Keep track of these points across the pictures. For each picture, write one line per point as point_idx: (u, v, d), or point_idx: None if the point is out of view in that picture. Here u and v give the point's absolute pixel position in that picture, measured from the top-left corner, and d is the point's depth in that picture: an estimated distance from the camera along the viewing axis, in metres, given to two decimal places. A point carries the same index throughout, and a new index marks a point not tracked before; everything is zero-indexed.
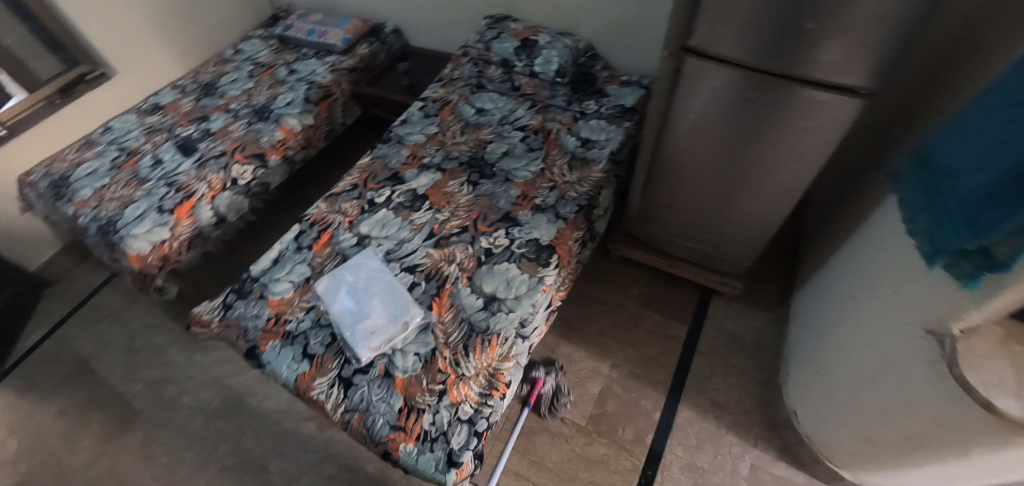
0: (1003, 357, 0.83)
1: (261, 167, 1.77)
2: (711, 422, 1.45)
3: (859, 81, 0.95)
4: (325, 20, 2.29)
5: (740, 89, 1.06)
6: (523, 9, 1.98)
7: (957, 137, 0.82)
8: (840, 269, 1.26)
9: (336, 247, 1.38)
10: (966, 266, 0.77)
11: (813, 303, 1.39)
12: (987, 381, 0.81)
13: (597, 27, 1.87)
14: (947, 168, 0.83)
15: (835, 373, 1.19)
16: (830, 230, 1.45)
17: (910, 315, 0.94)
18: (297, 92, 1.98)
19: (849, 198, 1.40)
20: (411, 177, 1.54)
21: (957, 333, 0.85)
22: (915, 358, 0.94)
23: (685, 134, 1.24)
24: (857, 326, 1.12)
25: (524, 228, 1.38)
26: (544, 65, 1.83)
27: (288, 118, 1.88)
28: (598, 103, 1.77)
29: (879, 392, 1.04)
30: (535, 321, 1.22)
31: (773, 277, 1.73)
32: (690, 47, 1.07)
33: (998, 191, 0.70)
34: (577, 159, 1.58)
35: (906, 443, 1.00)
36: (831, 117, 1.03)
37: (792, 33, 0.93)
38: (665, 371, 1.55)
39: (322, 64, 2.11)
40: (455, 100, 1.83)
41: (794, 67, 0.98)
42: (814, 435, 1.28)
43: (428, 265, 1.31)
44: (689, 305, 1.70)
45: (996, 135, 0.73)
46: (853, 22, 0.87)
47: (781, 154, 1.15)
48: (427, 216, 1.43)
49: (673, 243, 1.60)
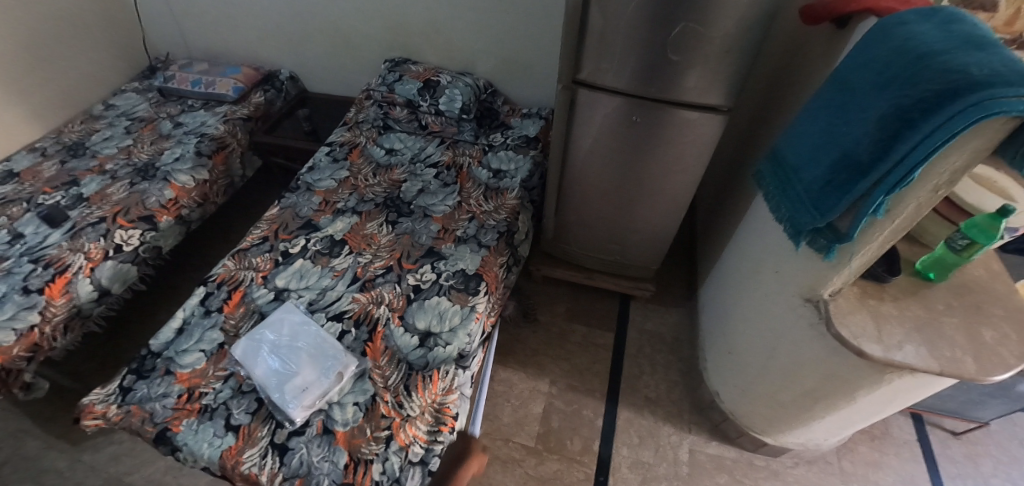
0: (863, 311, 0.99)
1: (150, 229, 1.63)
2: (647, 418, 1.54)
3: (720, 100, 1.11)
4: (211, 70, 2.19)
5: (627, 114, 1.19)
6: (419, 51, 2.04)
7: (792, 138, 0.98)
8: (730, 260, 1.43)
9: (250, 305, 1.31)
10: (822, 241, 0.91)
11: (715, 294, 1.55)
12: (856, 333, 0.95)
13: (492, 65, 1.99)
14: (790, 162, 0.98)
15: (742, 353, 1.33)
16: (717, 228, 1.64)
17: (791, 291, 1.09)
18: (186, 146, 1.86)
19: (727, 198, 1.59)
20: (326, 224, 1.51)
21: (829, 296, 1.01)
22: (802, 327, 1.08)
23: (585, 157, 1.35)
24: (751, 308, 1.27)
25: (449, 261, 1.40)
26: (448, 103, 1.88)
27: (179, 174, 1.76)
28: (503, 135, 1.87)
29: (780, 362, 1.18)
30: (473, 350, 1.23)
31: (679, 276, 1.90)
32: (580, 80, 1.18)
33: (833, 178, 0.84)
34: (491, 189, 1.64)
35: (809, 401, 1.15)
36: (704, 133, 1.18)
37: (662, 63, 1.07)
38: (600, 379, 1.62)
39: (213, 115, 2.01)
40: (363, 142, 1.83)
41: (667, 92, 1.12)
42: (737, 411, 1.41)
43: (356, 311, 1.28)
44: (611, 313, 1.80)
45: (823, 135, 0.89)
46: (708, 51, 1.03)
47: (669, 167, 1.29)
48: (348, 260, 1.40)
49: (589, 258, 1.70)
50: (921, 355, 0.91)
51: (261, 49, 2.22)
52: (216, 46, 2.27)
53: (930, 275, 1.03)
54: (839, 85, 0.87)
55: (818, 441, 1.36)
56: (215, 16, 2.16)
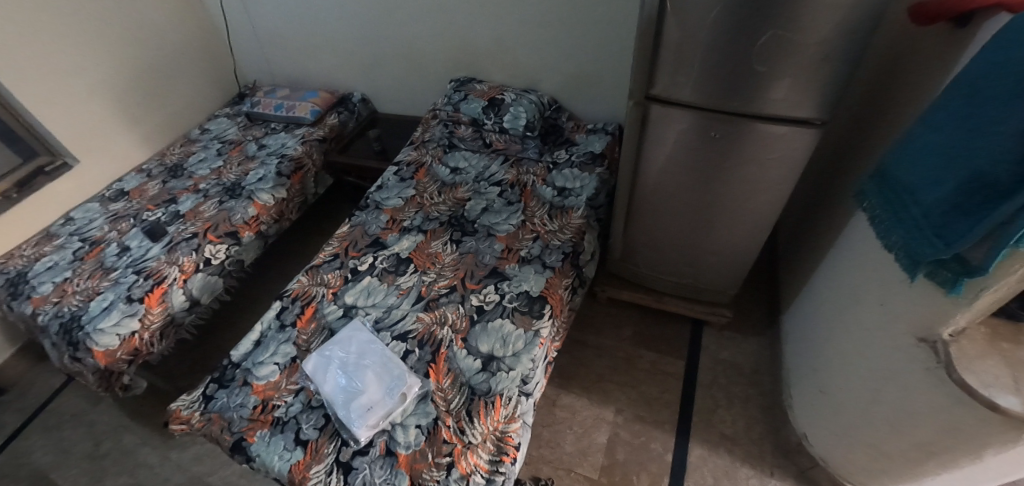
0: (995, 356, 0.85)
1: (234, 244, 1.73)
2: (723, 456, 1.42)
3: (813, 113, 1.01)
4: (292, 94, 2.33)
5: (704, 130, 1.11)
6: (485, 70, 2.06)
7: (905, 155, 0.86)
8: (821, 287, 1.29)
9: (321, 321, 1.34)
10: (945, 273, 0.79)
11: (803, 324, 1.41)
12: (985, 380, 0.82)
13: (558, 82, 1.96)
14: (902, 183, 0.86)
15: (836, 393, 1.19)
16: (805, 250, 1.50)
17: (898, 325, 0.96)
18: (269, 167, 1.97)
19: (816, 218, 1.45)
20: (393, 242, 1.53)
21: (948, 337, 0.87)
22: (913, 368, 0.95)
23: (657, 175, 1.28)
24: (849, 342, 1.13)
25: (513, 281, 1.37)
26: (513, 121, 1.87)
27: (262, 193, 1.86)
28: (568, 152, 1.83)
29: (883, 406, 1.04)
30: (536, 376, 1.19)
31: (758, 301, 1.76)
32: (653, 96, 1.11)
33: (960, 202, 0.73)
34: (556, 207, 1.60)
35: (918, 454, 1.01)
36: (791, 149, 1.09)
37: (746, 76, 0.99)
38: (670, 410, 1.52)
39: (292, 137, 2.13)
40: (429, 161, 1.85)
41: (751, 107, 1.03)
42: (828, 456, 1.27)
43: (420, 331, 1.28)
44: (682, 339, 1.69)
45: (945, 151, 0.77)
46: (798, 62, 0.94)
47: (750, 186, 1.19)
48: (413, 279, 1.41)
49: (658, 280, 1.61)
50: None
51: (337, 73, 2.34)
52: (298, 72, 2.41)
53: None
54: (963, 94, 0.76)
55: None
56: (297, 44, 2.29)
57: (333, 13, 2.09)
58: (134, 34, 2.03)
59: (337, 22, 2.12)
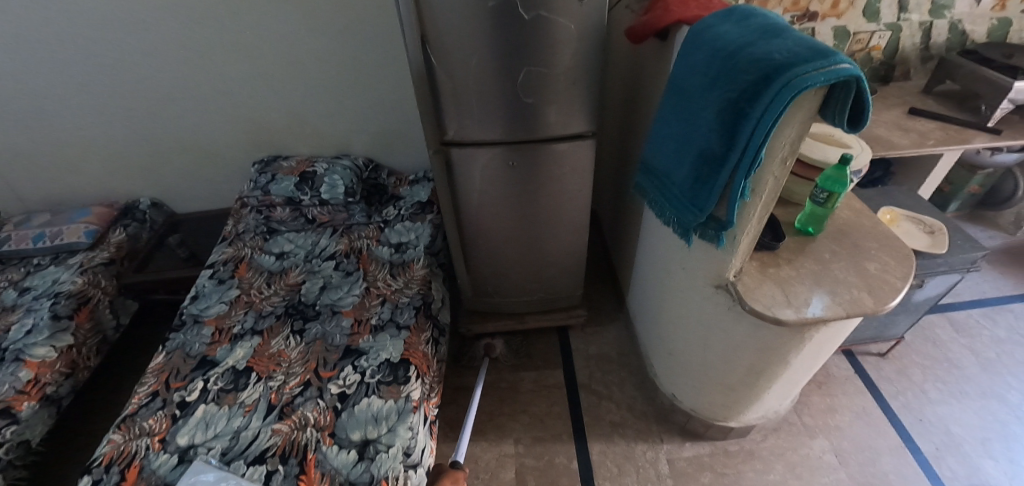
0: (769, 282, 1.03)
1: (10, 424, 1.36)
2: (619, 442, 1.51)
3: (584, 126, 1.15)
4: (56, 219, 1.95)
5: (503, 160, 1.20)
6: (286, 145, 1.96)
7: (656, 146, 1.03)
8: (643, 267, 1.47)
9: (151, 479, 1.11)
10: (710, 232, 0.94)
11: (641, 301, 1.58)
12: (768, 303, 0.99)
13: (365, 141, 1.95)
14: (662, 169, 1.02)
15: (682, 352, 1.35)
16: (623, 238, 1.69)
17: (700, 279, 1.13)
18: (38, 313, 1.60)
19: (621, 209, 1.65)
20: (224, 355, 1.35)
21: (733, 277, 1.04)
22: (721, 311, 1.11)
23: (478, 210, 1.33)
24: (675, 306, 1.30)
25: (370, 354, 1.30)
26: (330, 191, 1.81)
27: (34, 348, 1.50)
28: (396, 207, 1.82)
29: (715, 350, 1.21)
30: (418, 444, 1.14)
31: (604, 292, 1.93)
32: (449, 140, 1.17)
33: (701, 176, 0.89)
34: (397, 265, 1.58)
35: (752, 377, 1.18)
36: (580, 160, 1.22)
37: (519, 108, 1.09)
38: (562, 419, 1.57)
39: (66, 269, 1.76)
40: (248, 254, 1.69)
41: (533, 133, 1.14)
42: (696, 406, 1.42)
43: (279, 444, 1.14)
44: (553, 348, 1.78)
45: (680, 137, 0.94)
46: (556, 89, 1.07)
47: (559, 199, 1.31)
48: (258, 389, 1.26)
49: (514, 303, 1.68)
50: (828, 304, 0.97)
51: (111, 184, 2.02)
52: (58, 193, 2.03)
53: (809, 230, 1.11)
54: (676, 91, 0.94)
55: (775, 409, 1.39)
56: (46, 162, 1.94)
57: (88, 119, 1.83)
58: None
59: (93, 129, 1.86)
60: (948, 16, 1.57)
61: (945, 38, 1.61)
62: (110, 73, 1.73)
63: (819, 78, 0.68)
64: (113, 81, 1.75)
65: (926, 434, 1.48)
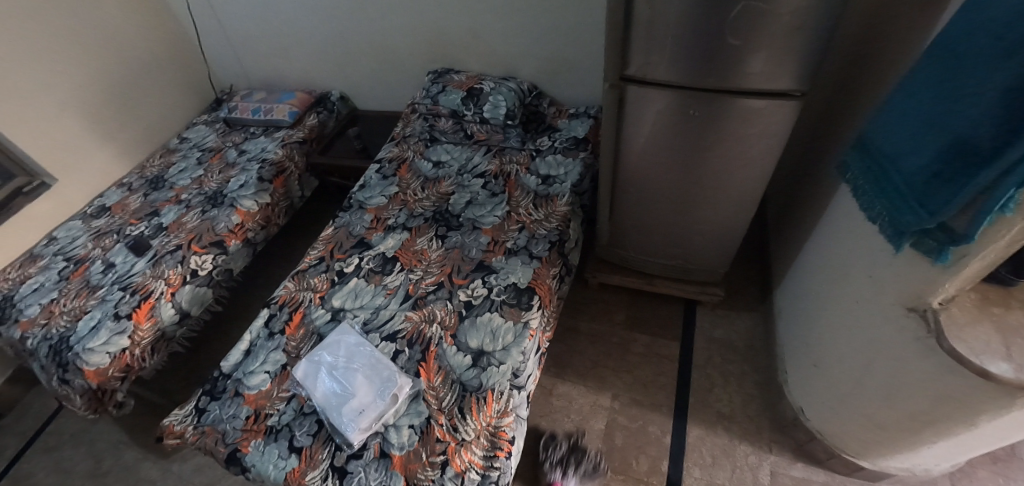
0: (987, 323, 0.85)
1: (221, 253, 1.70)
2: (722, 435, 1.42)
3: (792, 85, 0.99)
4: (269, 97, 2.28)
5: (683, 107, 1.09)
6: (462, 60, 2.02)
7: (886, 122, 0.85)
8: (810, 261, 1.28)
9: (310, 327, 1.32)
10: (930, 242, 0.79)
11: (795, 298, 1.40)
12: (975, 348, 0.82)
13: (537, 68, 1.93)
14: (884, 151, 0.85)
15: (830, 366, 1.19)
16: (793, 224, 1.48)
17: (887, 296, 0.95)
18: (250, 173, 1.93)
19: (802, 191, 1.44)
20: (378, 241, 1.51)
21: (936, 305, 0.87)
22: (903, 337, 0.94)
23: (639, 157, 1.26)
24: (839, 315, 1.13)
25: (500, 274, 1.36)
26: (493, 111, 1.83)
27: (245, 200, 1.83)
28: (551, 138, 1.81)
29: (877, 377, 1.04)
30: (527, 369, 1.18)
31: (750, 277, 1.75)
32: (629, 76, 1.09)
33: (943, 169, 0.72)
34: (541, 196, 1.59)
35: (915, 422, 1.00)
36: (772, 123, 1.07)
37: (719, 52, 0.97)
38: (666, 392, 1.52)
39: (272, 141, 2.08)
40: (410, 157, 1.82)
41: (727, 82, 1.01)
42: (825, 429, 1.27)
43: (409, 330, 1.27)
44: (676, 319, 1.69)
45: (928, 116, 0.76)
46: (770, 35, 0.92)
47: (733, 163, 1.18)
48: (400, 277, 1.39)
49: (648, 263, 1.60)
50: None
51: (313, 72, 2.29)
52: (273, 73, 2.36)
53: None
54: (940, 57, 0.75)
55: (927, 466, 1.18)
56: (269, 45, 2.24)
57: (305, 10, 2.06)
58: (100, 48, 1.97)
59: (309, 20, 2.08)
60: None
61: None
62: None
63: None
64: None
65: None
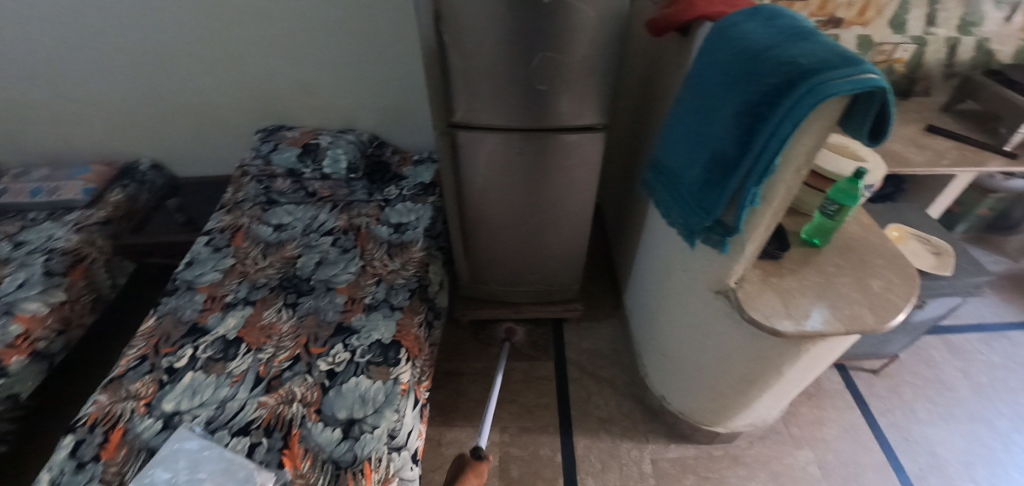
0: (769, 290, 1.02)
1: None
2: (605, 439, 1.51)
3: (596, 118, 1.13)
4: (54, 174, 1.93)
5: (510, 147, 1.17)
6: (292, 116, 1.93)
7: (669, 144, 1.01)
8: (643, 266, 1.45)
9: (135, 443, 1.11)
10: (715, 237, 0.93)
11: (639, 300, 1.56)
12: (767, 313, 0.98)
13: (372, 117, 1.92)
14: (672, 169, 1.00)
15: (675, 354, 1.34)
16: (625, 235, 1.67)
17: (699, 285, 1.12)
18: (32, 268, 1.58)
19: (626, 207, 1.63)
20: (215, 323, 1.34)
21: (733, 285, 1.03)
22: (719, 317, 1.10)
23: (481, 196, 1.31)
24: (671, 309, 1.29)
25: (362, 334, 1.29)
26: (333, 165, 1.81)
27: (27, 302, 1.48)
28: (398, 186, 1.80)
29: (710, 355, 1.20)
30: (404, 427, 1.13)
31: (602, 288, 1.92)
32: (456, 123, 1.14)
33: (710, 178, 0.87)
34: (395, 245, 1.56)
35: (743, 385, 1.17)
36: (588, 153, 1.20)
37: (531, 95, 1.07)
38: (550, 411, 1.57)
39: (62, 226, 1.74)
40: (246, 223, 1.67)
41: (542, 122, 1.12)
42: (683, 409, 1.42)
43: (265, 417, 1.13)
44: (547, 340, 1.77)
45: (695, 137, 0.92)
46: (570, 78, 1.04)
47: (565, 191, 1.29)
48: (247, 360, 1.25)
49: (510, 292, 1.66)
50: (828, 318, 0.96)
51: (112, 143, 2.00)
52: (56, 147, 2.00)
53: (815, 242, 1.09)
54: (695, 89, 0.92)
55: (763, 418, 1.39)
56: (46, 115, 1.90)
57: (90, 74, 1.79)
58: None
59: (96, 84, 1.82)
60: (977, 33, 1.52)
61: (970, 55, 1.56)
62: (114, 29, 1.69)
63: (845, 86, 0.65)
64: (116, 38, 1.71)
65: (911, 453, 1.48)
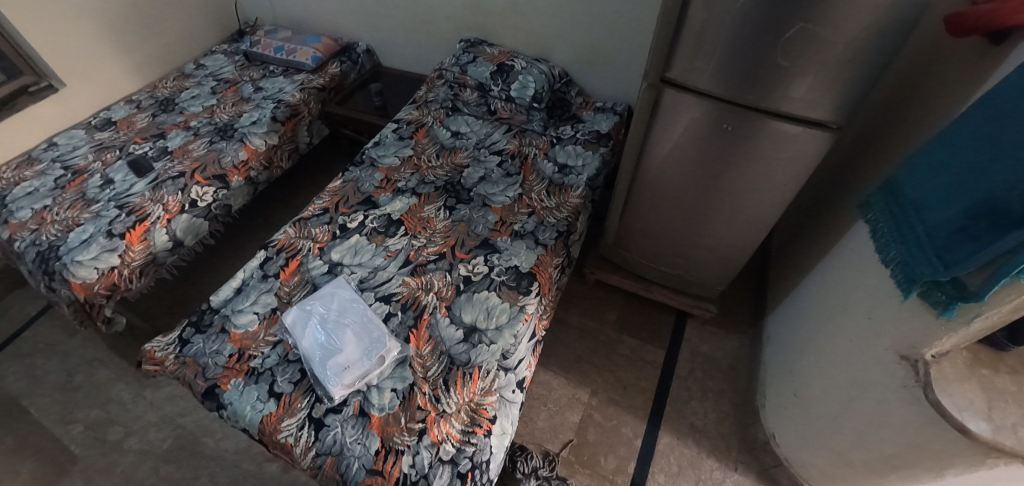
0: (973, 381, 0.87)
1: (223, 188, 1.68)
2: (691, 447, 1.44)
3: (829, 115, 0.98)
4: (293, 37, 2.22)
5: (717, 121, 1.08)
6: (497, 34, 1.98)
7: (917, 170, 0.85)
8: (811, 293, 1.29)
9: (305, 275, 1.31)
10: (939, 295, 0.79)
11: (787, 327, 1.41)
12: (959, 404, 0.84)
13: (571, 54, 1.90)
14: (911, 201, 0.85)
15: (810, 399, 1.20)
16: (799, 254, 1.49)
17: (882, 341, 0.97)
18: (263, 111, 1.90)
19: (814, 224, 1.43)
20: (385, 202, 1.49)
21: (930, 357, 0.88)
22: (890, 382, 0.95)
23: (662, 162, 1.25)
24: (829, 351, 1.14)
25: (503, 255, 1.35)
26: (521, 90, 1.79)
27: (253, 137, 1.80)
28: (573, 128, 1.78)
29: (856, 417, 1.05)
30: (517, 352, 1.18)
31: (744, 299, 1.76)
32: (669, 79, 1.07)
33: (967, 225, 0.73)
34: (554, 184, 1.57)
35: (882, 465, 1.02)
36: (800, 151, 1.06)
37: (766, 70, 0.95)
38: (644, 397, 1.53)
39: (290, 83, 2.04)
40: (430, 122, 1.80)
41: (766, 102, 1.00)
42: (793, 457, 1.29)
43: (405, 294, 1.26)
44: (666, 327, 1.70)
45: (963, 172, 0.76)
46: (820, 62, 0.91)
47: (755, 184, 1.17)
48: (402, 242, 1.39)
49: (648, 268, 1.60)
50: None
51: (343, 22, 2.24)
52: (300, 13, 2.30)
53: None
54: (987, 113, 0.75)
55: None
56: None
57: None
58: None
59: None
60: None
61: None
62: None
63: None
64: None
65: None
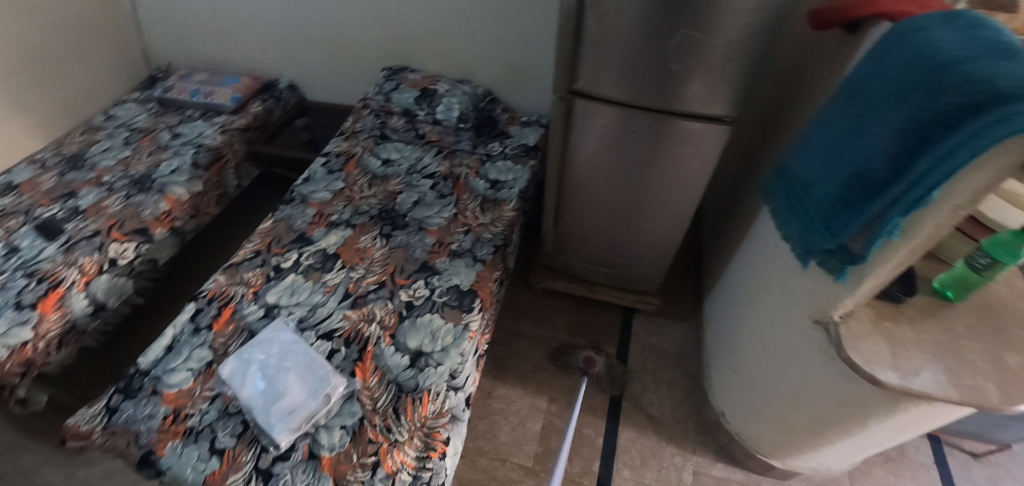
0: (878, 335, 0.93)
1: (145, 242, 1.60)
2: (651, 437, 1.48)
3: (724, 110, 1.06)
4: (211, 79, 2.16)
5: (626, 124, 1.14)
6: (418, 59, 2.01)
7: (803, 152, 0.93)
8: (736, 275, 1.37)
9: (240, 322, 1.27)
10: (833, 262, 0.87)
11: (721, 309, 1.49)
12: (869, 358, 0.90)
13: (491, 72, 1.95)
14: (801, 180, 0.93)
15: (749, 374, 1.28)
16: (723, 239, 1.59)
17: (799, 310, 1.04)
18: (183, 158, 1.82)
19: (732, 210, 1.53)
20: (320, 237, 1.47)
21: (838, 318, 0.96)
22: (811, 348, 1.03)
23: (584, 168, 1.30)
24: (757, 328, 1.22)
25: (443, 276, 1.36)
26: (445, 112, 1.86)
27: (174, 186, 1.72)
28: (501, 144, 1.82)
29: (788, 385, 1.12)
30: (465, 370, 1.19)
31: (684, 288, 1.84)
32: (577, 90, 1.13)
33: (845, 196, 0.81)
34: (488, 200, 1.60)
35: (818, 425, 1.09)
36: (704, 146, 1.14)
37: (661, 75, 1.03)
38: (602, 395, 1.57)
39: (210, 126, 1.98)
40: (359, 152, 1.79)
41: (667, 103, 1.07)
42: (743, 432, 1.35)
43: (347, 329, 1.24)
44: (614, 326, 1.75)
45: (837, 150, 0.84)
46: (708, 63, 0.99)
47: (671, 180, 1.24)
48: (340, 275, 1.37)
49: (589, 271, 1.65)
50: (941, 382, 0.86)
51: (260, 60, 2.20)
52: (215, 55, 2.24)
53: (947, 293, 0.97)
54: (850, 97, 0.84)
55: (829, 466, 1.29)
56: (215, 26, 2.14)
57: None
58: (23, 8, 1.78)
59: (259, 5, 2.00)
60: None
61: None
62: None
63: None
64: None
65: None
